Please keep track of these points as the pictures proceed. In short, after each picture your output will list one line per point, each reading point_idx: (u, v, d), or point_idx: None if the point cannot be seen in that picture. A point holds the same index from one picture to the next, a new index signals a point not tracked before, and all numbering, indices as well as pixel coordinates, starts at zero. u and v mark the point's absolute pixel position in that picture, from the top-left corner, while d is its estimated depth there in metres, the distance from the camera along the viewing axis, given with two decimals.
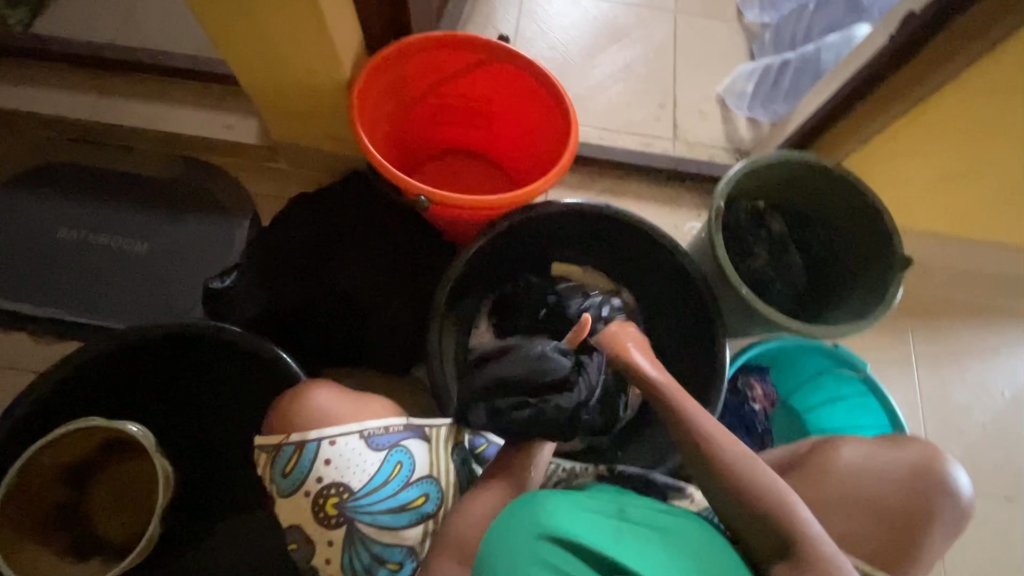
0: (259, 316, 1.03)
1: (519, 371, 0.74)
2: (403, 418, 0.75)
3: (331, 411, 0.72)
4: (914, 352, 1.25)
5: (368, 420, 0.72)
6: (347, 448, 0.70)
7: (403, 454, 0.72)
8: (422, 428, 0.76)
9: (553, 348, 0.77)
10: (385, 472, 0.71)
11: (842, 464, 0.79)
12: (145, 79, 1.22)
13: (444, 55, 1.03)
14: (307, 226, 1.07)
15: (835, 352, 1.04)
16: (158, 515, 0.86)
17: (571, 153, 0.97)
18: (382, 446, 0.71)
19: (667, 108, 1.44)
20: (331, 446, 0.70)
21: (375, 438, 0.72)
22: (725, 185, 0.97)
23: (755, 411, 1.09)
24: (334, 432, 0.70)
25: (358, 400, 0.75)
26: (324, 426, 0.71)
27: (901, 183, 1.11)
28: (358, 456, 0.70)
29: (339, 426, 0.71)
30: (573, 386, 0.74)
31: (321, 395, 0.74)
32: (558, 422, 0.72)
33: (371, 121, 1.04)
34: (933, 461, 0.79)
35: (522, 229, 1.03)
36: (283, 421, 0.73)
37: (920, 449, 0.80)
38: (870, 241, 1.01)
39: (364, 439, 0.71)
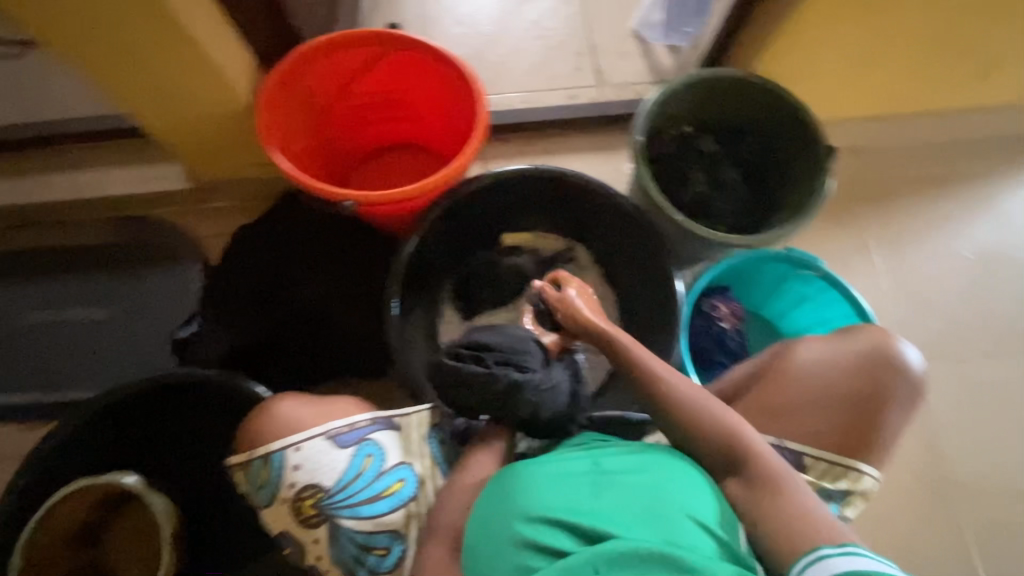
0: (229, 354, 1.05)
1: (500, 341, 0.80)
2: (370, 412, 0.76)
3: (298, 421, 0.73)
4: (873, 237, 1.26)
5: (332, 421, 0.73)
6: (314, 450, 0.71)
7: (373, 448, 0.74)
8: (391, 419, 0.77)
9: (532, 338, 0.83)
10: (357, 467, 0.72)
11: (798, 365, 0.83)
12: (62, 149, 1.21)
13: (341, 56, 1.02)
14: (252, 255, 1.08)
15: (792, 257, 1.05)
16: (169, 547, 0.90)
17: (485, 124, 0.97)
18: (349, 442, 0.72)
19: (586, 56, 1.43)
20: (297, 452, 0.71)
21: (342, 437, 0.73)
22: (642, 118, 0.98)
23: (725, 330, 1.10)
24: (297, 439, 0.71)
25: (322, 403, 0.76)
26: (288, 435, 0.72)
27: (820, 77, 1.12)
28: (325, 456, 0.71)
29: (302, 432, 0.72)
30: (530, 371, 0.78)
31: (287, 405, 0.75)
32: (495, 396, 0.76)
33: (286, 139, 1.03)
34: (885, 346, 0.81)
35: (458, 210, 1.04)
36: (250, 436, 0.75)
37: (871, 336, 0.83)
38: (797, 139, 1.01)
39: (330, 440, 0.72)
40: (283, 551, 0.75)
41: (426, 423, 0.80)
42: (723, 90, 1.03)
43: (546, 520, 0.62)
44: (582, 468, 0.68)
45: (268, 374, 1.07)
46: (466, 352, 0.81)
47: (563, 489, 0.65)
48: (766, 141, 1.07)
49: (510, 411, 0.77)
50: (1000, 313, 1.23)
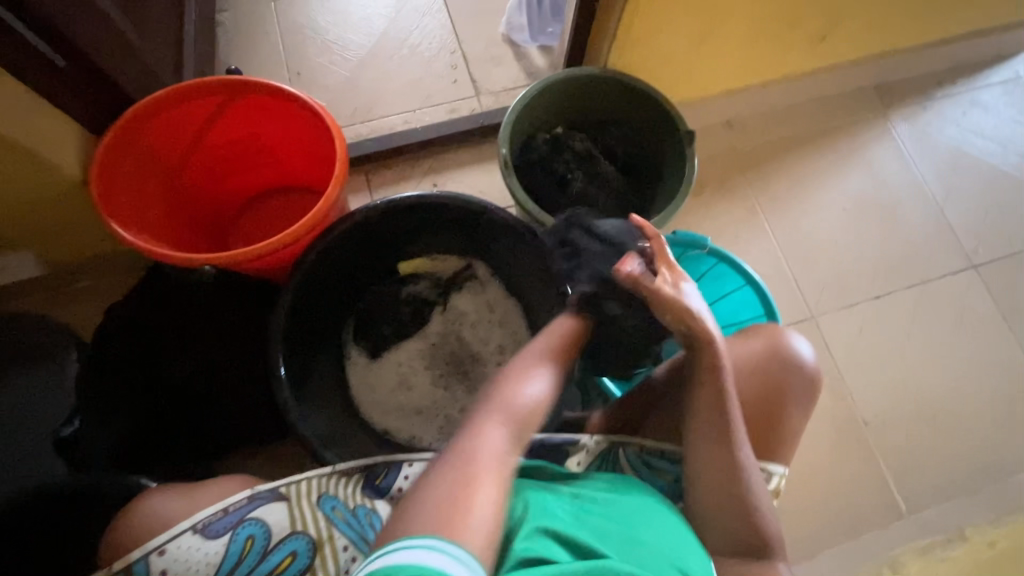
0: (115, 446, 0.97)
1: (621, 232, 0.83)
2: (246, 490, 0.73)
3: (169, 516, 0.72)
4: (757, 204, 1.31)
5: (198, 512, 0.70)
6: (181, 549, 0.68)
7: (252, 529, 0.72)
8: (273, 491, 0.74)
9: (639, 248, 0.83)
10: (236, 552, 0.70)
11: None
12: None
13: (179, 110, 0.95)
14: (119, 338, 1.00)
15: (679, 239, 1.08)
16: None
17: (343, 160, 0.93)
18: (222, 530, 0.70)
19: (459, 68, 1.42)
20: (162, 556, 0.68)
21: (213, 526, 0.70)
22: (504, 129, 0.97)
23: None
24: (160, 543, 0.68)
25: (190, 493, 0.73)
26: (148, 539, 0.68)
27: (678, 61, 1.14)
28: (196, 552, 0.69)
29: (163, 534, 0.68)
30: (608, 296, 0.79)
31: (156, 500, 0.74)
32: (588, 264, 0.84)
33: (135, 207, 0.96)
34: (780, 345, 0.85)
35: (336, 252, 0.99)
36: (115, 543, 0.72)
37: (768, 337, 0.86)
38: (661, 126, 1.04)
39: (198, 533, 0.69)
40: None
41: (317, 490, 0.77)
42: (582, 89, 1.05)
43: (547, 533, 0.61)
44: (563, 500, 0.70)
45: (160, 458, 0.99)
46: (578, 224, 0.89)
47: (554, 513, 0.65)
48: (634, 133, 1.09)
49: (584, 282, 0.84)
50: (881, 256, 1.30)
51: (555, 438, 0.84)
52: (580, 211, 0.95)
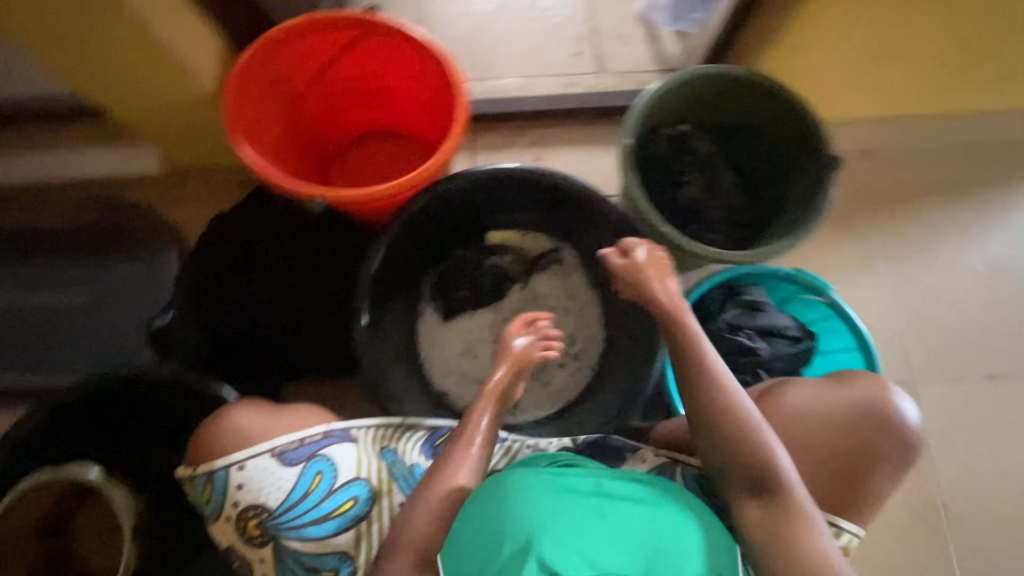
0: (199, 348, 1.03)
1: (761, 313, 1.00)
2: (322, 426, 0.76)
3: (247, 435, 0.74)
4: (877, 247, 1.19)
5: (278, 437, 0.74)
6: (258, 469, 0.72)
7: (322, 465, 0.74)
8: (345, 433, 0.77)
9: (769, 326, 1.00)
10: (305, 484, 0.73)
11: (789, 408, 0.80)
12: (37, 128, 1.17)
13: (315, 39, 0.96)
14: (222, 248, 1.04)
15: (801, 278, 1.02)
16: (129, 540, 0.88)
17: (463, 118, 0.91)
18: (296, 460, 0.73)
19: (585, 39, 1.34)
20: (241, 471, 0.72)
21: (289, 454, 0.73)
22: (631, 118, 0.91)
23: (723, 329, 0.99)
24: (240, 458, 0.72)
25: (271, 417, 0.76)
26: (231, 452, 0.73)
27: (831, 74, 1.04)
28: (271, 475, 0.72)
29: (246, 450, 0.73)
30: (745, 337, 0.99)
31: (237, 416, 0.75)
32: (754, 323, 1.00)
33: (257, 125, 0.98)
34: (877, 400, 0.79)
35: (435, 210, 0.98)
36: (194, 451, 0.75)
37: (865, 388, 0.80)
38: (797, 148, 0.94)
39: (274, 457, 0.73)
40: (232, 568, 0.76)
41: (380, 442, 0.80)
42: (721, 89, 0.96)
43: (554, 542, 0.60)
44: (579, 489, 0.67)
45: (237, 368, 1.05)
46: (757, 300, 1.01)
47: (562, 513, 0.63)
48: (766, 145, 1.00)
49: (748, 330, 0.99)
50: (1006, 333, 1.16)
51: (615, 441, 0.85)
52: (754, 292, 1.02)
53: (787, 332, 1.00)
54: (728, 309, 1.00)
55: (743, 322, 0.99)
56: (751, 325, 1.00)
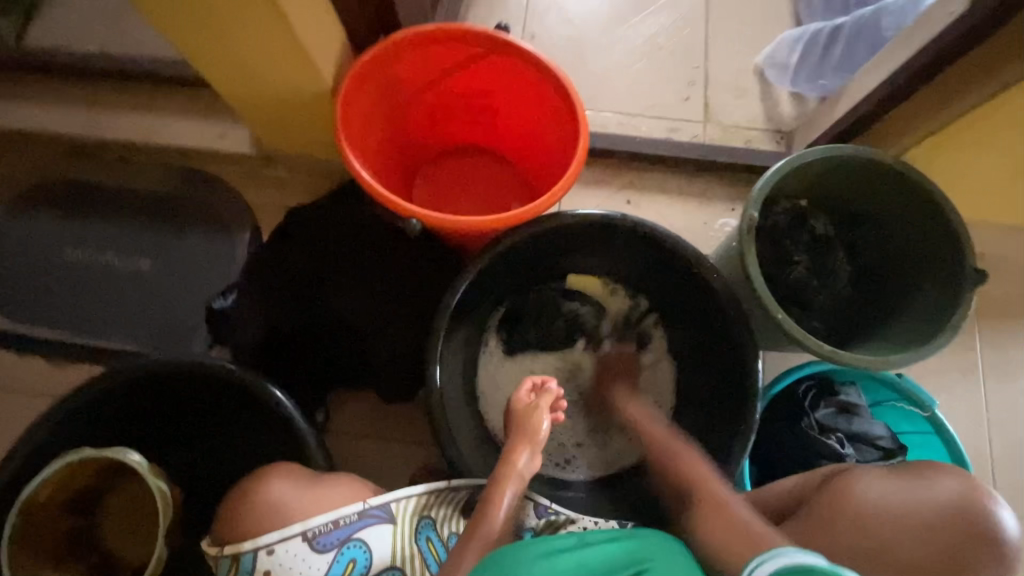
0: (257, 343, 0.99)
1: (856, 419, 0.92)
2: (359, 505, 0.71)
3: (282, 509, 0.71)
4: (983, 361, 1.09)
5: (312, 519, 0.69)
6: (288, 556, 0.68)
7: (356, 551, 0.70)
8: (384, 511, 0.72)
9: (865, 435, 0.91)
10: (335, 575, 0.69)
11: (858, 502, 0.69)
12: (136, 89, 1.16)
13: (438, 49, 0.92)
14: (297, 247, 1.01)
15: (903, 386, 0.93)
16: (164, 537, 0.80)
17: (581, 158, 0.87)
18: (329, 546, 0.69)
19: (697, 86, 1.28)
20: (269, 555, 0.68)
21: (320, 539, 0.69)
22: (760, 189, 0.84)
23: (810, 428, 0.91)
24: (269, 542, 0.68)
25: (306, 491, 0.73)
26: (259, 536, 0.68)
27: (974, 172, 0.95)
28: (301, 564, 0.68)
29: (274, 534, 0.68)
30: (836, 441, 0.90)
31: (272, 489, 0.73)
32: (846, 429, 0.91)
33: (361, 127, 0.94)
34: (970, 501, 0.64)
35: (528, 246, 0.93)
36: (229, 524, 0.72)
37: (954, 486, 0.66)
38: (931, 249, 0.86)
39: (307, 542, 0.68)
40: None
41: (415, 515, 0.75)
42: (856, 172, 0.89)
43: None
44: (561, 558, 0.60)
45: (290, 373, 1.00)
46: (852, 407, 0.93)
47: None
48: (893, 238, 0.92)
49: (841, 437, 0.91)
50: None
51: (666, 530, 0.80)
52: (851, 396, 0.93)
53: (879, 442, 0.90)
54: (820, 408, 0.93)
55: (835, 424, 0.91)
56: (844, 429, 0.91)
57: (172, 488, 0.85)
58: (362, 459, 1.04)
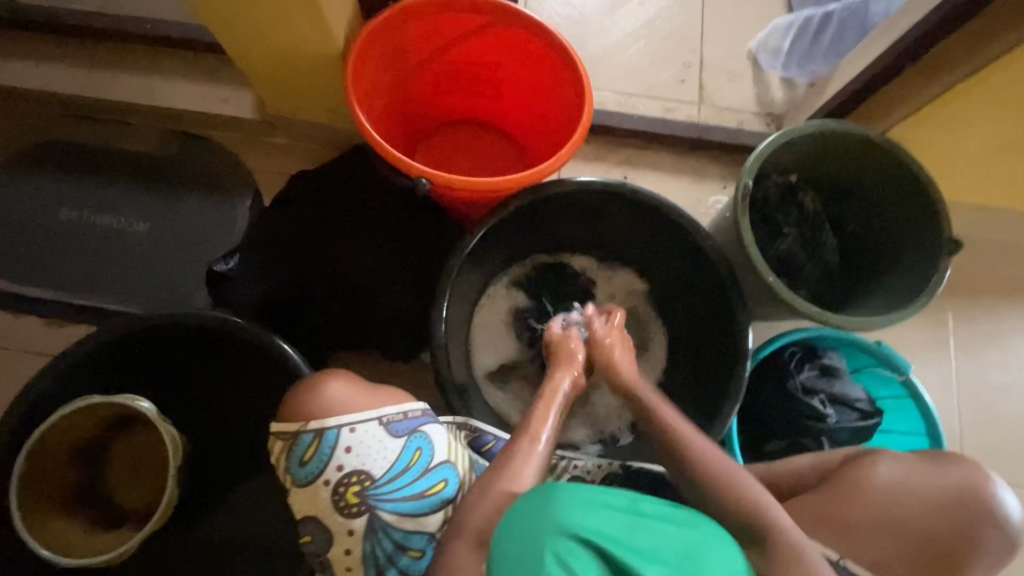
0: (261, 303, 1.00)
1: (839, 381, 0.97)
2: (420, 404, 0.75)
3: (348, 404, 0.71)
4: (954, 335, 1.16)
5: (386, 406, 0.72)
6: (367, 435, 0.70)
7: (423, 440, 0.72)
8: (438, 414, 0.76)
9: (844, 396, 0.96)
10: (407, 458, 0.70)
11: (877, 482, 0.71)
12: (136, 50, 1.15)
13: (447, 16, 0.94)
14: (303, 208, 1.02)
15: (879, 351, 0.99)
16: (174, 477, 0.87)
17: (586, 126, 0.90)
18: (402, 431, 0.71)
19: (693, 68, 1.32)
20: (351, 433, 0.69)
21: (395, 424, 0.71)
22: (755, 160, 0.88)
23: (797, 387, 0.96)
24: (353, 419, 0.70)
25: (372, 388, 0.74)
26: (342, 414, 0.70)
27: (951, 152, 1.01)
28: (378, 443, 0.70)
29: (357, 414, 0.70)
30: (817, 400, 0.95)
31: (338, 386, 0.72)
32: (828, 390, 0.96)
33: (368, 91, 0.96)
34: (978, 487, 0.69)
35: (532, 213, 0.96)
36: (294, 413, 0.72)
37: (965, 471, 0.70)
38: (913, 222, 0.92)
39: (384, 425, 0.71)
40: (301, 539, 0.71)
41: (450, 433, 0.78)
42: (845, 147, 0.93)
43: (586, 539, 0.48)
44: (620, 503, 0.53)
45: (295, 332, 1.03)
46: (835, 370, 0.98)
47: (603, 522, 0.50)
48: (877, 213, 0.98)
49: (822, 396, 0.96)
50: None
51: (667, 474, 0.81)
52: (834, 360, 0.99)
53: (856, 404, 0.96)
54: (806, 369, 0.98)
55: (818, 386, 0.96)
56: (826, 391, 0.96)
57: (179, 435, 0.91)
58: None
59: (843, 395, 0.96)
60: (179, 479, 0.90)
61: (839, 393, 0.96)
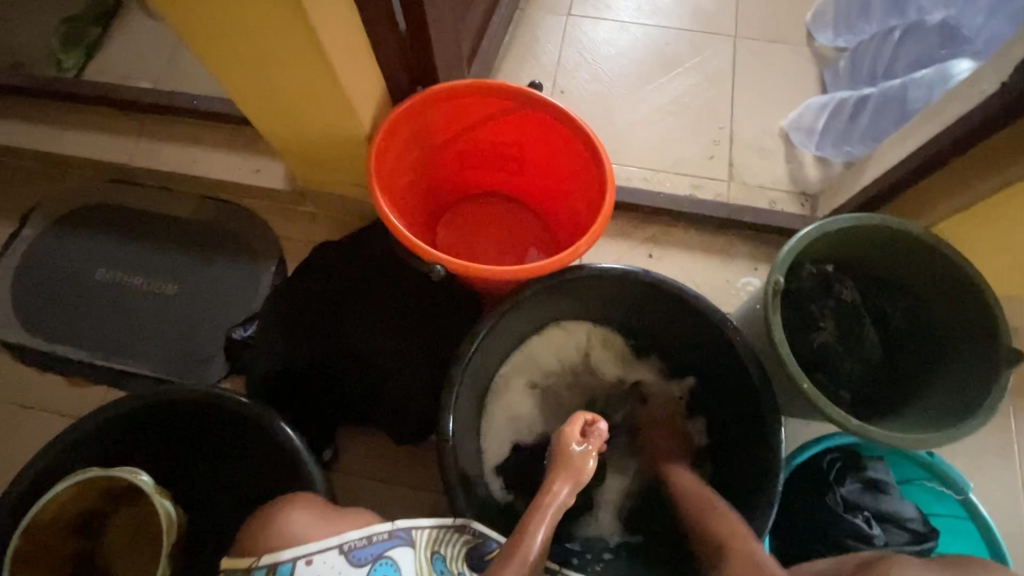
0: (271, 375, 0.99)
1: (885, 497, 0.87)
2: (387, 523, 0.68)
3: (303, 538, 0.67)
4: (1017, 442, 1.04)
5: (348, 532, 0.67)
6: (325, 567, 0.64)
7: (388, 568, 0.65)
8: (408, 533, 0.69)
9: (892, 516, 0.86)
10: None
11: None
12: (180, 123, 1.22)
13: (472, 102, 0.95)
14: (319, 282, 1.02)
15: (933, 465, 0.88)
16: (168, 557, 0.82)
17: (608, 213, 0.88)
18: (363, 561, 0.65)
19: (722, 145, 1.30)
20: (308, 566, 0.64)
21: (357, 551, 0.66)
22: (787, 253, 0.83)
23: (839, 501, 0.87)
24: (309, 550, 0.65)
25: (333, 517, 0.71)
26: (298, 545, 0.66)
27: (1005, 245, 0.94)
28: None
29: (314, 543, 0.65)
30: (862, 518, 0.85)
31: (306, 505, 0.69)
32: (873, 507, 0.87)
33: (392, 171, 0.97)
34: None
35: (550, 297, 0.93)
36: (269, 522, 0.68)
37: None
38: (965, 324, 0.84)
39: (343, 554, 0.65)
40: None
41: (431, 547, 0.70)
42: (885, 240, 0.88)
43: None
44: None
45: (305, 407, 1.00)
46: (880, 484, 0.88)
47: None
48: (924, 311, 0.90)
49: (866, 514, 0.86)
50: None
51: None
52: (878, 472, 0.89)
53: (909, 524, 0.86)
54: (847, 482, 0.89)
55: (862, 502, 0.87)
56: (870, 508, 0.87)
57: (179, 509, 0.87)
58: (365, 501, 1.03)
59: (890, 513, 0.86)
60: (176, 554, 0.86)
61: (886, 511, 0.86)
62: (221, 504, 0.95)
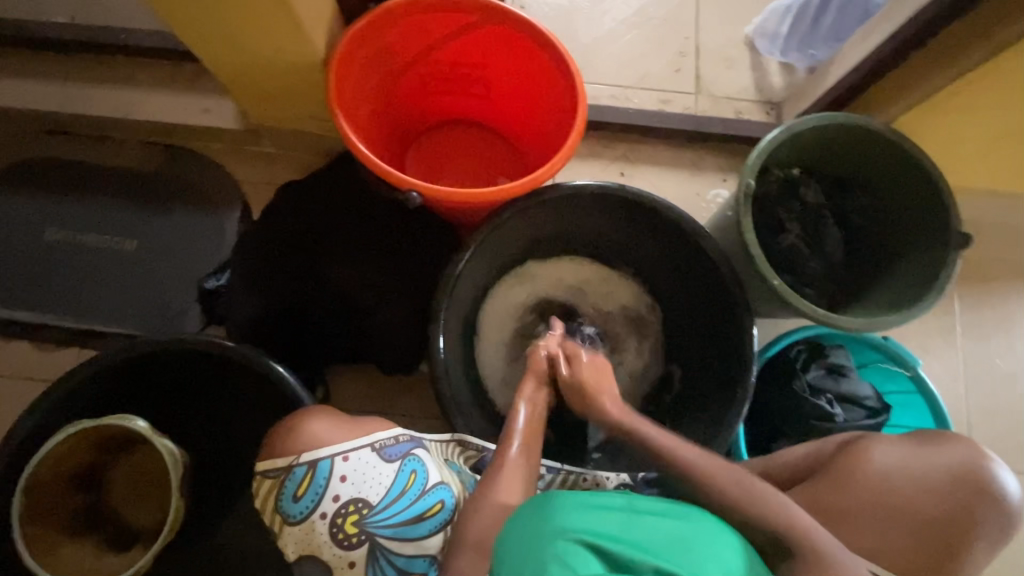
0: (251, 320, 0.97)
1: (845, 378, 0.95)
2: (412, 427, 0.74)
3: (331, 440, 0.70)
4: (960, 322, 1.14)
5: (377, 432, 0.71)
6: (361, 462, 0.69)
7: (417, 464, 0.71)
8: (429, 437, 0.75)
9: (851, 394, 0.94)
10: (401, 483, 0.69)
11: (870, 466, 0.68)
12: (112, 62, 1.11)
13: (431, 17, 0.90)
14: (289, 222, 0.99)
15: (886, 347, 0.96)
16: (179, 490, 0.85)
17: (581, 127, 0.86)
18: (396, 456, 0.70)
19: (688, 56, 1.27)
20: (344, 462, 0.68)
21: (388, 449, 0.70)
22: (756, 156, 0.85)
23: (804, 387, 0.95)
24: (344, 448, 0.69)
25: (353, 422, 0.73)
26: (333, 444, 0.69)
27: (954, 136, 0.99)
28: (372, 470, 0.68)
29: (347, 442, 0.69)
30: (823, 399, 0.94)
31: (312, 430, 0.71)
32: (834, 388, 0.95)
33: (353, 99, 0.92)
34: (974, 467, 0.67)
35: (527, 219, 0.93)
36: (275, 452, 0.70)
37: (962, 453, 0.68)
38: (920, 214, 0.89)
39: (375, 451, 0.69)
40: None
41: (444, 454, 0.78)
42: (849, 138, 0.90)
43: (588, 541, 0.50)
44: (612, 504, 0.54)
45: (291, 348, 1.00)
46: (840, 368, 0.96)
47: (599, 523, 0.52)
48: (883, 206, 0.95)
49: (828, 395, 0.94)
50: None
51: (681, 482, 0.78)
52: (838, 356, 0.97)
53: (865, 402, 0.94)
54: (811, 369, 0.96)
55: (825, 385, 0.95)
56: (832, 390, 0.95)
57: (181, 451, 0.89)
58: None
59: (849, 392, 0.95)
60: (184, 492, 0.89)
61: (846, 391, 0.94)
62: (221, 449, 0.97)
